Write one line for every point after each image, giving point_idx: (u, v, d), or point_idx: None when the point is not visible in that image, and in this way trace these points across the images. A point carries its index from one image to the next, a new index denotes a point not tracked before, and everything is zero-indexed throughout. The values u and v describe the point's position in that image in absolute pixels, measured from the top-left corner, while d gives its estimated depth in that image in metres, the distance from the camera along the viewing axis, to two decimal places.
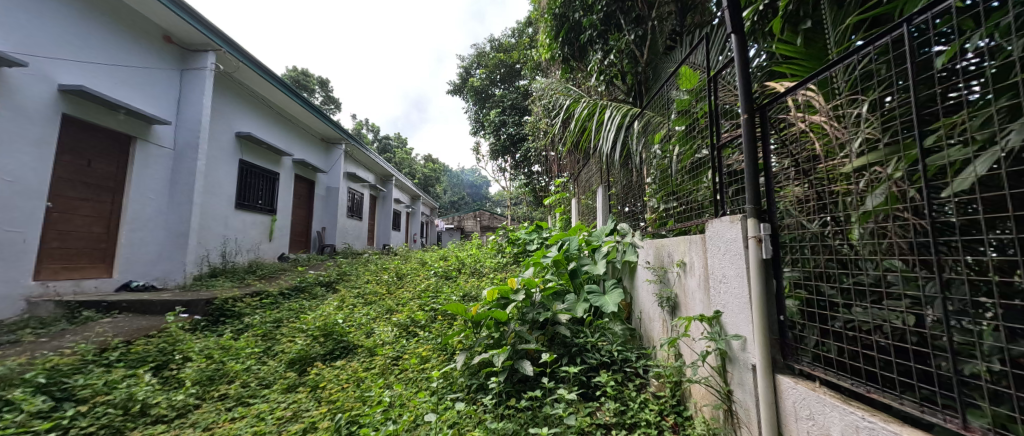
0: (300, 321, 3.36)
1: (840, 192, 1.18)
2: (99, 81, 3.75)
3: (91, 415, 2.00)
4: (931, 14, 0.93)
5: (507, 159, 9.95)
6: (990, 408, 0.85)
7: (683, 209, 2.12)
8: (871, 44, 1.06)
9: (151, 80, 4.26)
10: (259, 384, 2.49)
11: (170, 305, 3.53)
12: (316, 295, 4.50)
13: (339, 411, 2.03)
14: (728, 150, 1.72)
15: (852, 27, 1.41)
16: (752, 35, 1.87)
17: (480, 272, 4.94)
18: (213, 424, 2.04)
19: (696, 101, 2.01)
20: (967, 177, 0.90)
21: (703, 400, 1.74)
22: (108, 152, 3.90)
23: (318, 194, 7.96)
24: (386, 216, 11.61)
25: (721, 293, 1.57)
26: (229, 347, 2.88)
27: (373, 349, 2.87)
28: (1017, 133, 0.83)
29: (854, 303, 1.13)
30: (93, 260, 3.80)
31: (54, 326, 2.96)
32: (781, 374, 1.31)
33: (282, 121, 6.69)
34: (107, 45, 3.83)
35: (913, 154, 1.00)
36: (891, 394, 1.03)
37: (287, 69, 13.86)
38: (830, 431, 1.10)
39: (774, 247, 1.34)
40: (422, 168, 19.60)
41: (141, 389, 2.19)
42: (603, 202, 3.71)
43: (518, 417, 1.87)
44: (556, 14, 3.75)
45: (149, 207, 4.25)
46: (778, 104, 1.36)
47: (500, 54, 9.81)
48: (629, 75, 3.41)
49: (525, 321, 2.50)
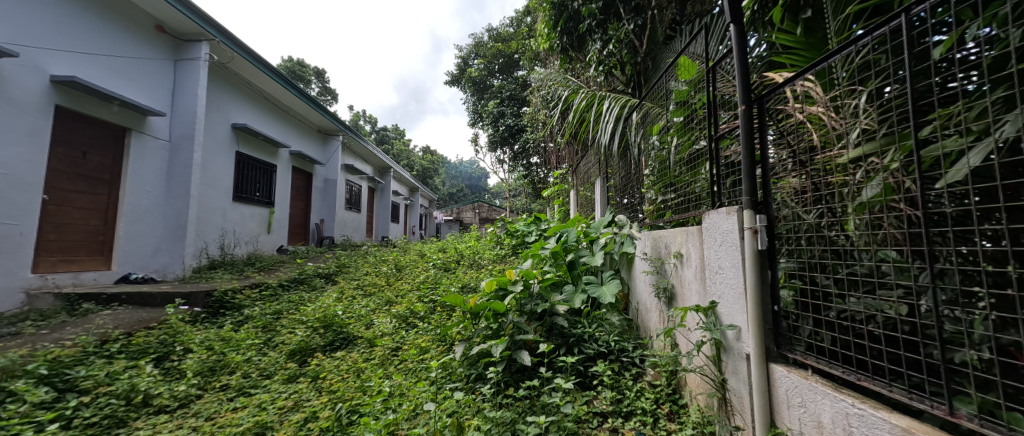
0: (300, 313, 3.39)
1: (837, 183, 1.20)
2: (91, 72, 3.70)
3: (94, 405, 2.03)
4: (929, 4, 0.93)
5: (507, 151, 9.88)
6: (977, 395, 0.86)
7: (681, 200, 2.12)
8: (870, 34, 1.06)
9: (146, 72, 4.22)
10: (260, 374, 2.51)
11: (170, 297, 3.55)
12: (315, 286, 4.52)
13: (339, 400, 2.07)
14: (725, 141, 1.73)
15: (852, 17, 1.41)
16: (751, 25, 1.85)
17: (479, 264, 4.99)
18: (214, 414, 2.07)
19: (695, 92, 2.00)
20: (959, 170, 0.90)
21: (698, 389, 1.77)
22: (101, 143, 3.87)
23: (317, 186, 7.96)
24: (384, 208, 11.65)
25: (717, 283, 1.59)
26: (229, 339, 2.90)
27: (372, 339, 2.89)
28: (1012, 125, 0.83)
29: (848, 293, 1.14)
30: (91, 252, 3.80)
31: (54, 318, 2.97)
32: (775, 363, 1.33)
33: (279, 113, 6.64)
34: (98, 35, 3.76)
35: (909, 144, 1.00)
36: (880, 382, 1.05)
37: (283, 59, 13.76)
38: (821, 418, 1.12)
39: (769, 238, 1.36)
40: (422, 160, 19.58)
41: (143, 380, 2.21)
42: (602, 194, 3.72)
43: (516, 406, 1.90)
44: (555, 3, 3.67)
45: (147, 199, 4.23)
46: (777, 95, 1.36)
47: (498, 44, 9.68)
48: (629, 66, 3.39)
49: (523, 312, 2.50)
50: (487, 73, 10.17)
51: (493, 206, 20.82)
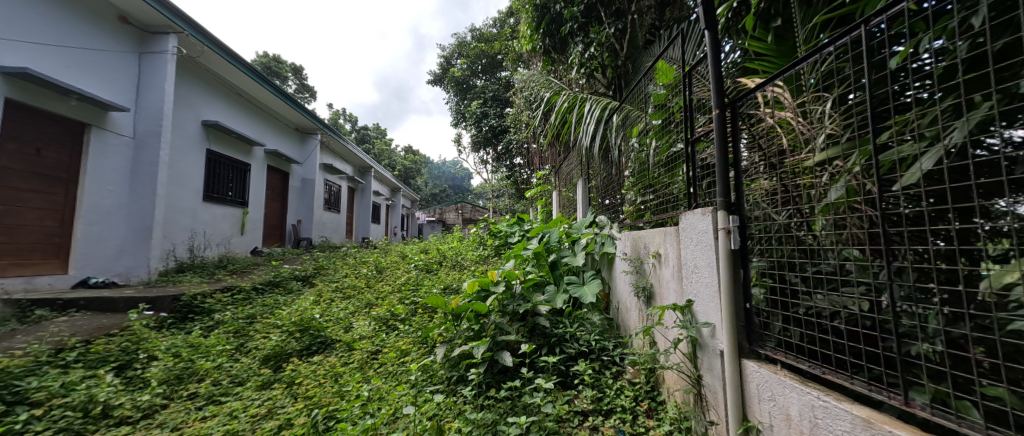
0: (275, 317, 3.29)
1: (805, 185, 1.23)
2: (48, 64, 3.51)
3: (47, 418, 1.92)
4: (887, 16, 0.96)
5: (490, 151, 9.87)
6: (930, 385, 0.91)
7: (660, 201, 2.16)
8: (835, 43, 1.10)
9: (107, 65, 4.03)
10: (232, 381, 2.42)
11: (134, 302, 3.40)
12: (292, 289, 4.39)
13: (316, 406, 2.02)
14: (701, 144, 1.77)
15: (820, 26, 1.45)
16: (726, 32, 1.90)
17: (461, 264, 4.97)
18: (182, 423, 1.99)
19: (672, 95, 2.04)
20: (914, 173, 0.94)
21: (675, 386, 1.81)
22: (57, 139, 3.68)
23: (294, 186, 7.74)
24: (365, 209, 11.44)
25: (693, 282, 1.62)
26: (198, 345, 2.79)
27: (350, 343, 2.83)
28: (959, 131, 0.87)
29: (815, 290, 1.18)
30: (45, 255, 3.60)
31: (4, 326, 2.78)
32: (747, 359, 1.37)
33: (254, 111, 6.44)
34: (54, 25, 3.57)
35: (869, 149, 1.04)
36: (843, 375, 1.08)
37: (259, 55, 13.34)
38: (789, 410, 1.16)
39: (742, 238, 1.39)
40: (404, 160, 19.39)
41: (102, 391, 2.10)
42: (583, 195, 3.76)
43: (498, 407, 1.89)
44: (538, 5, 3.67)
45: (109, 198, 4.03)
46: (749, 100, 1.40)
47: (482, 44, 9.63)
48: (609, 69, 3.44)
49: (505, 313, 2.50)
50: (470, 73, 10.12)
51: (476, 206, 20.77)
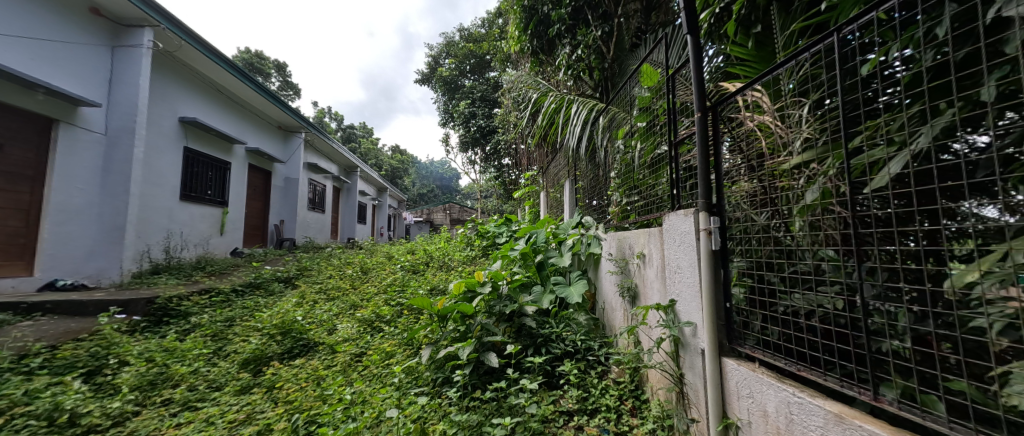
0: (256, 319, 3.22)
1: (784, 187, 1.25)
2: (13, 56, 3.36)
3: (8, 427, 1.83)
4: (858, 25, 1.01)
5: (478, 151, 9.83)
6: (899, 380, 0.94)
7: (645, 202, 2.19)
8: (809, 50, 1.14)
9: (78, 58, 3.88)
10: (209, 386, 2.35)
11: (105, 305, 3.27)
12: (273, 291, 4.29)
13: (296, 411, 1.97)
14: (684, 147, 1.80)
15: (798, 32, 1.47)
16: (709, 37, 1.93)
17: (448, 265, 4.94)
18: (154, 431, 1.92)
19: (656, 98, 2.06)
20: (883, 177, 0.97)
21: (659, 384, 1.83)
22: (22, 135, 3.53)
23: (276, 185, 7.59)
24: (350, 209, 11.28)
25: (676, 282, 1.64)
26: (173, 349, 2.71)
27: (333, 346, 2.78)
28: (926, 136, 0.90)
29: (791, 289, 1.20)
30: (9, 256, 3.46)
31: None
32: (726, 357, 1.39)
33: (234, 108, 6.29)
34: (19, 15, 3.42)
35: (842, 153, 1.07)
36: (817, 372, 1.11)
37: (241, 51, 13.04)
38: (766, 407, 1.18)
39: (722, 239, 1.42)
40: (391, 160, 19.20)
41: (69, 398, 2.01)
42: (570, 196, 3.77)
43: (483, 409, 1.88)
44: (526, 6, 3.67)
45: (79, 197, 3.88)
46: (730, 104, 1.44)
47: (470, 44, 9.59)
48: (597, 71, 3.46)
49: (492, 314, 2.48)
50: (458, 73, 10.07)
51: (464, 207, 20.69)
